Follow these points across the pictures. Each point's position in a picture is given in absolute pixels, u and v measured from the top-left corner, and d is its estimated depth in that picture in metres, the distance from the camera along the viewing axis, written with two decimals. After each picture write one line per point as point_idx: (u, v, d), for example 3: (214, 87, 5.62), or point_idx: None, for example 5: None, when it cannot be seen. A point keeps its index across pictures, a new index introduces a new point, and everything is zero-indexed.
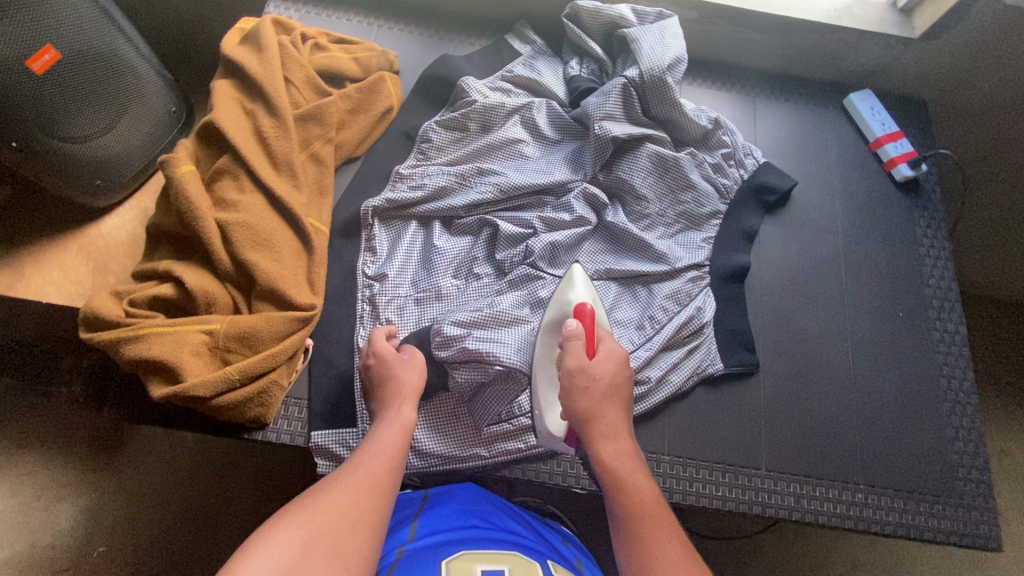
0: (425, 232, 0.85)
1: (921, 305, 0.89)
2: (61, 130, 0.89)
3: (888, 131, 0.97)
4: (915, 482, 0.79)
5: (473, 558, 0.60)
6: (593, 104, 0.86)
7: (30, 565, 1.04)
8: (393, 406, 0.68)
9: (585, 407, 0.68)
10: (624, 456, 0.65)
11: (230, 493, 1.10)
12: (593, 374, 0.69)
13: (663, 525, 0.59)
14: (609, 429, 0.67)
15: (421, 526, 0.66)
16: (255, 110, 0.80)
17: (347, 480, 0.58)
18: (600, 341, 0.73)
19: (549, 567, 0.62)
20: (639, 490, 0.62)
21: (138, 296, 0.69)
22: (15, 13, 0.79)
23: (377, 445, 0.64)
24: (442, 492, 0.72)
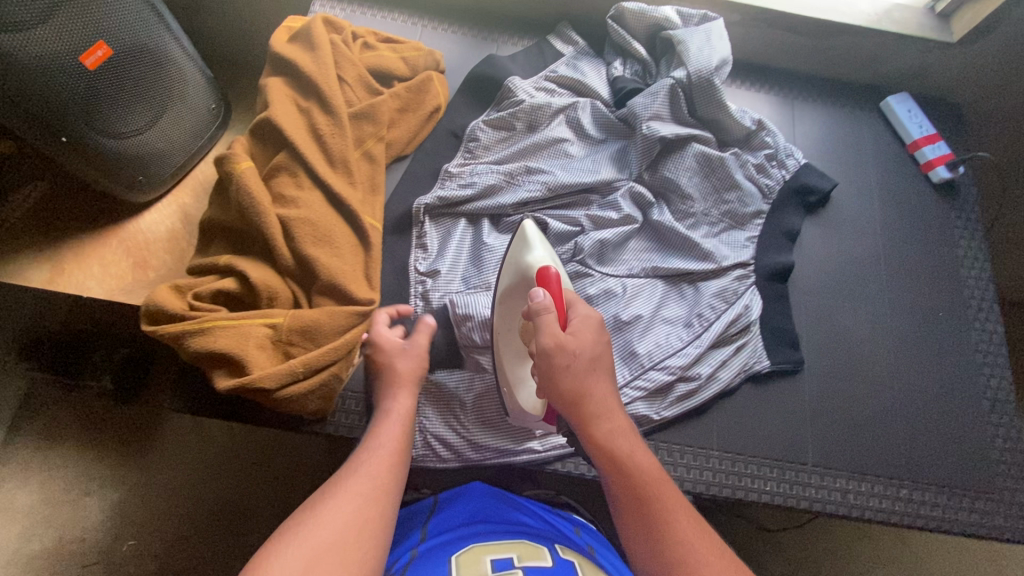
0: (474, 229, 0.86)
1: (960, 306, 0.90)
2: (107, 126, 0.88)
3: (925, 133, 0.98)
4: (958, 479, 0.80)
5: (484, 548, 0.63)
6: (641, 104, 0.87)
7: (59, 558, 1.04)
8: (391, 394, 0.69)
9: (571, 385, 0.61)
10: (622, 434, 0.61)
11: (260, 487, 1.10)
12: (572, 349, 0.62)
13: (675, 506, 0.56)
14: (601, 409, 0.62)
15: (431, 527, 0.69)
16: (310, 108, 0.81)
17: (352, 482, 0.57)
18: (570, 308, 0.66)
19: (557, 550, 0.66)
20: (642, 471, 0.59)
21: (203, 290, 0.70)
22: (71, 8, 0.78)
23: (378, 444, 0.62)
24: (450, 495, 0.76)
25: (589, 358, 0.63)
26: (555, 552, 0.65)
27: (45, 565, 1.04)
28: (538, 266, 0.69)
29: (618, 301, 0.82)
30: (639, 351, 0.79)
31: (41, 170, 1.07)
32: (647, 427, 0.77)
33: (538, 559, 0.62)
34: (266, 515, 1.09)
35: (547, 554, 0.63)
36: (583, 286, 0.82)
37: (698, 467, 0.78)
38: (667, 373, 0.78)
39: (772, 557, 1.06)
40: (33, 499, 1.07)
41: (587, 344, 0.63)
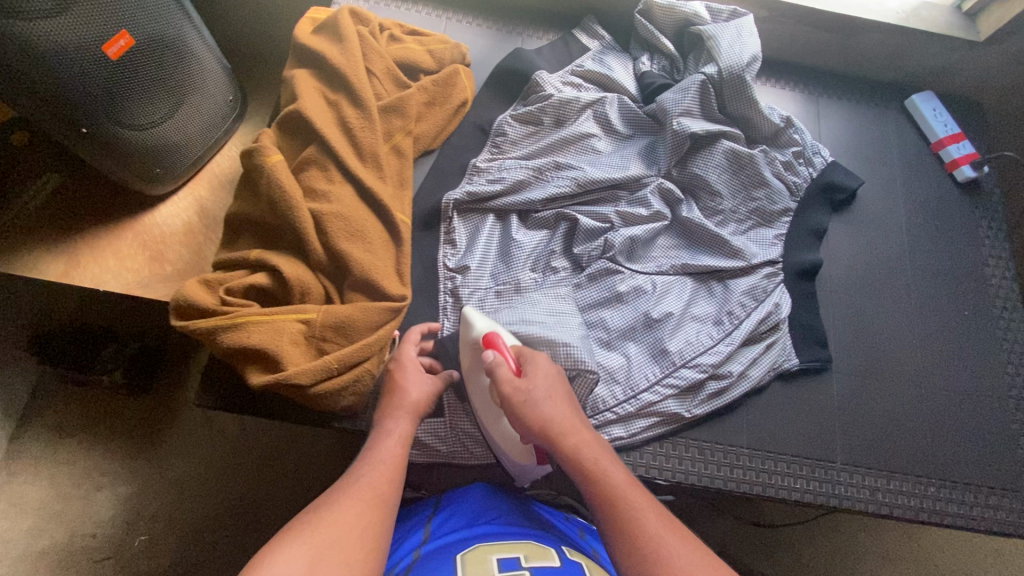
0: (502, 225, 0.85)
1: (985, 305, 0.90)
2: (126, 117, 0.85)
3: (950, 132, 0.98)
4: (984, 477, 0.81)
5: (490, 549, 0.64)
6: (671, 100, 0.86)
7: (70, 555, 1.02)
8: (392, 417, 0.67)
9: (535, 424, 0.62)
10: (589, 448, 0.61)
11: (273, 483, 1.07)
12: (532, 393, 0.63)
13: (653, 512, 0.56)
14: (568, 430, 0.62)
15: (434, 527, 0.69)
16: (339, 101, 0.80)
17: (348, 495, 0.57)
18: (526, 361, 0.68)
19: (563, 551, 0.66)
20: (614, 480, 0.58)
21: (234, 285, 0.70)
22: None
23: (377, 458, 0.62)
24: (453, 493, 0.74)
25: (551, 398, 0.64)
26: (562, 553, 0.66)
27: (55, 562, 1.01)
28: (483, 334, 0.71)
29: (648, 299, 0.82)
30: (670, 349, 0.79)
31: (55, 161, 1.04)
32: (677, 425, 0.78)
33: (546, 559, 0.63)
34: (279, 511, 1.06)
35: (554, 555, 0.64)
36: (612, 283, 0.82)
37: (728, 465, 0.78)
38: (698, 371, 0.78)
39: (787, 554, 1.06)
40: (44, 494, 1.05)
41: (546, 387, 0.65)
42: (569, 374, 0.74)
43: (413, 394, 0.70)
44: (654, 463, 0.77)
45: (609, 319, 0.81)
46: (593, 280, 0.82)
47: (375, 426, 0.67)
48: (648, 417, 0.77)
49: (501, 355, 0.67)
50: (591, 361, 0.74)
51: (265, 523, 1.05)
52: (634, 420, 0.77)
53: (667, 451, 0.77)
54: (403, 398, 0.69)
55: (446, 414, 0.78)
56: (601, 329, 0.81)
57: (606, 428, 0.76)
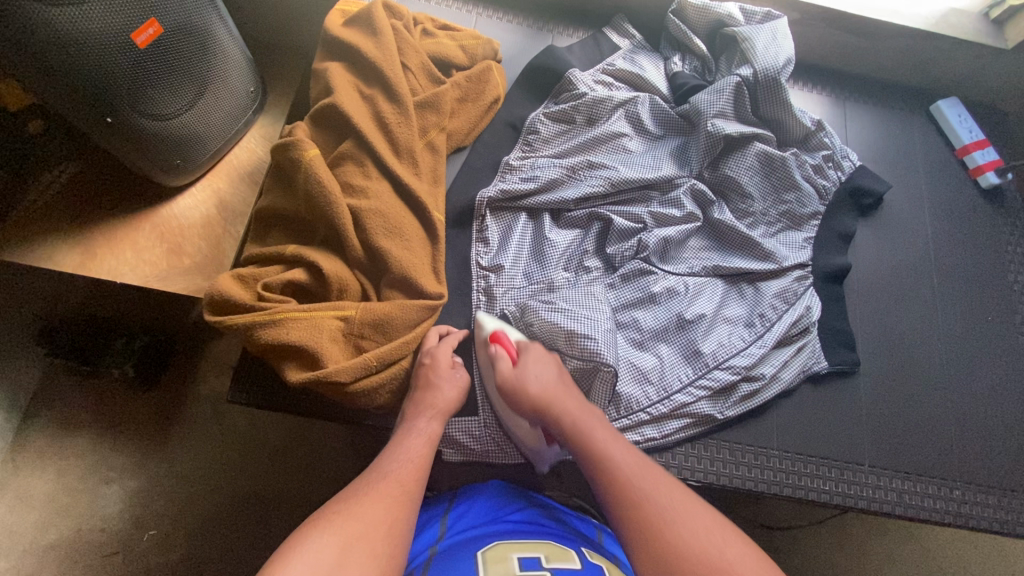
0: (535, 224, 0.85)
1: (1008, 311, 0.91)
2: (149, 106, 0.82)
3: (975, 138, 0.99)
4: (1007, 480, 0.82)
5: (508, 548, 0.62)
6: (705, 101, 0.86)
7: (77, 551, 0.99)
8: (423, 416, 0.67)
9: (532, 403, 0.68)
10: (579, 415, 0.66)
11: (287, 480, 1.06)
12: (527, 374, 0.69)
13: (645, 468, 0.61)
14: (562, 404, 0.67)
15: (451, 526, 0.68)
16: (374, 96, 0.80)
17: (376, 488, 0.57)
18: (525, 351, 0.73)
19: (583, 553, 0.64)
20: (606, 443, 0.63)
21: (272, 281, 0.68)
22: None
23: (404, 454, 0.62)
24: (468, 491, 0.74)
25: (545, 378, 0.69)
26: (583, 555, 0.64)
27: (63, 557, 0.99)
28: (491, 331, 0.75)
29: (680, 300, 0.82)
30: (703, 351, 0.79)
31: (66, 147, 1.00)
32: (709, 426, 0.78)
33: (566, 560, 0.61)
34: (294, 509, 1.04)
35: (573, 556, 0.62)
36: (646, 283, 0.82)
37: (759, 467, 0.78)
38: (731, 373, 0.78)
39: (797, 554, 1.06)
40: (50, 487, 1.02)
41: (541, 370, 0.70)
42: (589, 367, 0.74)
43: (444, 395, 0.69)
44: (686, 463, 0.77)
45: (642, 320, 0.81)
46: (626, 281, 0.83)
47: (402, 424, 0.67)
48: (680, 418, 0.77)
49: (502, 347, 0.73)
50: (609, 356, 0.73)
51: (280, 522, 1.03)
52: (667, 421, 0.77)
53: (698, 451, 0.78)
54: (433, 398, 0.68)
55: (482, 412, 0.76)
56: (633, 329, 0.80)
57: (638, 428, 0.76)
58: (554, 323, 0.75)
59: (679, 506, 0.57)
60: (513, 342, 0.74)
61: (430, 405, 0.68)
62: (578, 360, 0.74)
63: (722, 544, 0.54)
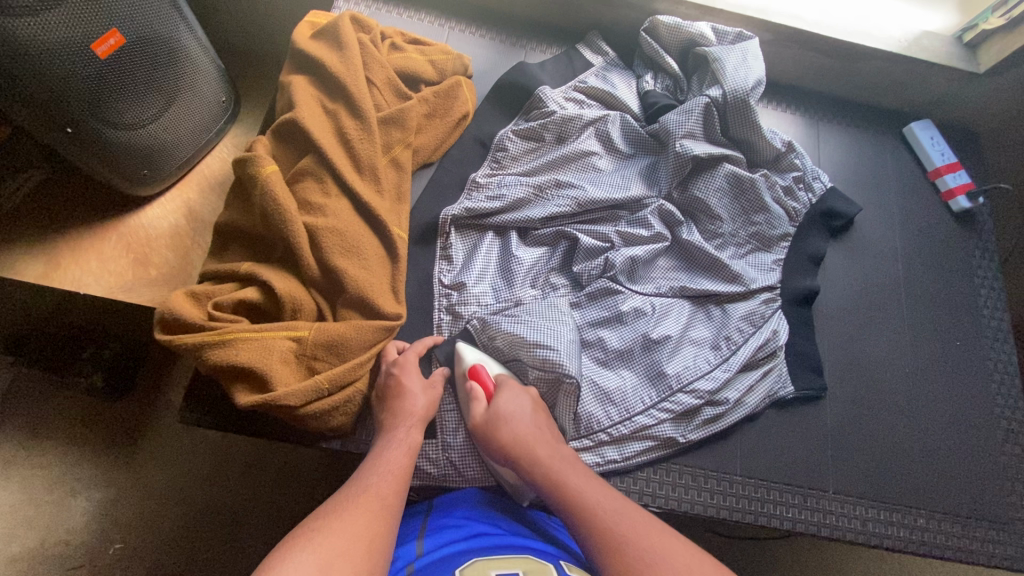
0: (501, 241, 0.84)
1: (976, 335, 0.91)
2: (113, 115, 0.79)
3: (947, 161, 0.99)
4: (972, 508, 0.82)
5: (487, 565, 0.59)
6: (674, 121, 0.85)
7: (39, 565, 0.97)
8: (403, 426, 0.66)
9: (502, 448, 0.66)
10: (554, 463, 0.64)
11: (250, 496, 1.03)
12: (501, 414, 0.68)
13: (623, 510, 0.59)
14: (535, 446, 0.66)
15: (428, 541, 0.63)
16: (337, 111, 0.79)
17: (357, 502, 0.55)
18: (501, 389, 0.71)
19: (562, 566, 0.61)
20: (584, 492, 0.61)
21: (223, 299, 0.67)
22: None
23: (383, 466, 0.60)
24: (445, 501, 0.70)
25: (519, 420, 0.68)
26: (561, 568, 0.61)
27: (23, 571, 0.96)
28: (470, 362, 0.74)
29: (647, 320, 0.81)
30: (668, 372, 0.78)
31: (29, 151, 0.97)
32: (670, 450, 0.77)
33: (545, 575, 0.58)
34: (256, 526, 1.02)
35: (551, 570, 0.59)
36: (614, 302, 0.81)
37: (721, 493, 0.77)
38: (695, 396, 0.77)
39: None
40: (12, 499, 1.00)
41: (514, 410, 0.69)
42: (550, 377, 0.73)
43: (420, 404, 0.68)
44: (647, 488, 0.76)
45: (607, 340, 0.79)
46: (592, 300, 0.82)
47: (380, 436, 0.66)
48: (643, 440, 0.76)
49: (479, 384, 0.71)
50: (569, 367, 0.73)
51: (240, 542, 1.01)
52: (628, 443, 0.76)
53: (660, 476, 0.76)
54: (411, 405, 0.68)
55: (439, 435, 0.75)
56: (598, 349, 0.79)
57: (599, 450, 0.75)
58: (515, 334, 0.74)
59: (661, 545, 0.55)
60: (491, 377, 0.73)
61: (406, 415, 0.67)
62: (539, 370, 0.74)
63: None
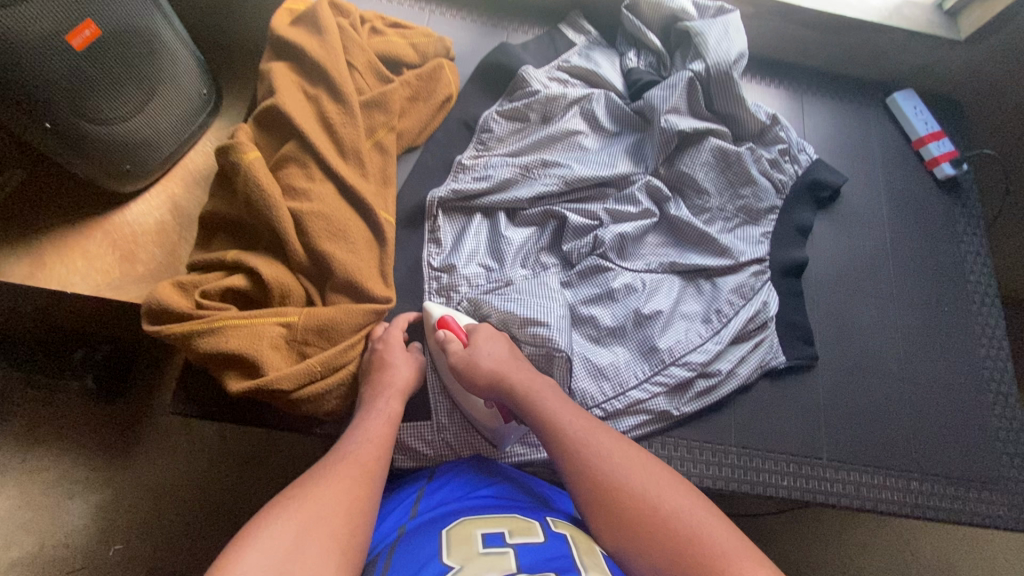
0: (490, 223, 0.84)
1: (964, 300, 0.92)
2: (92, 110, 0.78)
3: (930, 130, 1.00)
4: (964, 470, 0.83)
5: (473, 525, 0.57)
6: (658, 97, 0.85)
7: (37, 569, 0.96)
8: (382, 396, 0.66)
9: (484, 380, 0.67)
10: (530, 386, 0.66)
11: (248, 490, 1.03)
12: (477, 354, 0.68)
13: (595, 433, 0.61)
14: (512, 372, 0.67)
15: (422, 504, 0.63)
16: (319, 96, 0.78)
17: (335, 469, 0.55)
18: (475, 333, 0.71)
19: (550, 524, 0.59)
20: (556, 411, 0.63)
21: (210, 288, 0.67)
22: None
23: (363, 436, 0.61)
24: (442, 475, 0.68)
25: (496, 355, 0.68)
26: (548, 527, 0.59)
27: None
28: (439, 314, 0.74)
29: (638, 296, 0.81)
30: (660, 347, 0.78)
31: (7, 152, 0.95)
32: (665, 423, 0.77)
33: (530, 535, 0.56)
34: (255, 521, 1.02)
35: (539, 530, 0.57)
36: (605, 279, 0.81)
37: (716, 464, 0.77)
38: (687, 369, 0.78)
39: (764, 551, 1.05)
40: (8, 504, 0.99)
41: (490, 348, 0.69)
42: (544, 354, 0.74)
43: (400, 376, 0.68)
44: None
45: (600, 317, 0.79)
46: (583, 278, 0.82)
47: (362, 407, 0.66)
48: (637, 414, 0.76)
49: (451, 331, 0.71)
50: (563, 342, 0.73)
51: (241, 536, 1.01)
52: (623, 418, 0.76)
53: (657, 449, 0.77)
54: (390, 376, 0.68)
55: (434, 416, 0.75)
56: (591, 326, 0.79)
57: None
58: (508, 312, 0.74)
59: (626, 462, 0.58)
60: (462, 325, 0.73)
61: (386, 387, 0.67)
62: (532, 347, 0.74)
63: (665, 496, 0.55)
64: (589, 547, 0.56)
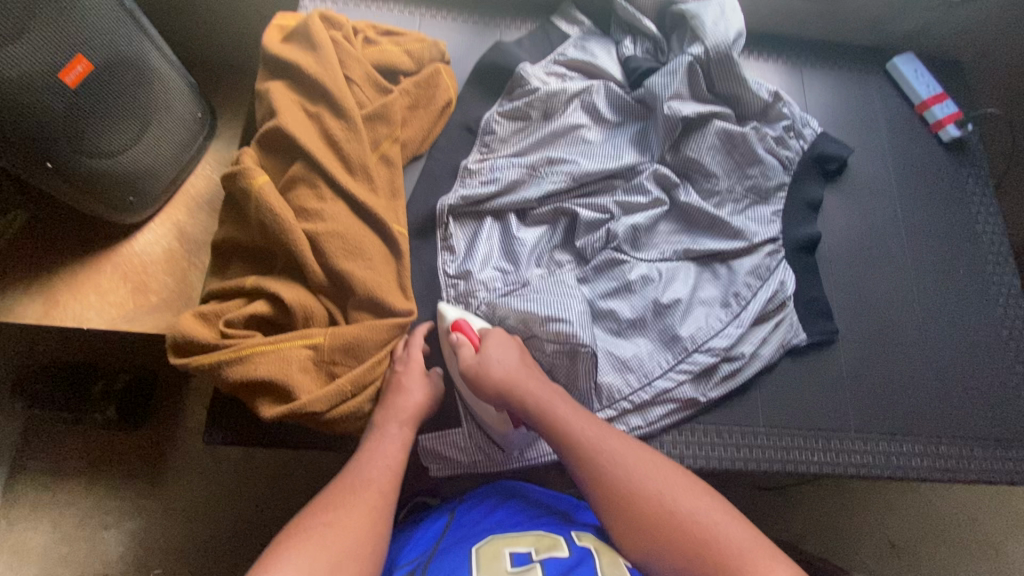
0: (501, 225, 0.83)
1: (979, 261, 0.92)
2: (90, 145, 0.77)
3: (933, 93, 0.99)
4: (991, 431, 0.83)
5: (501, 540, 0.59)
6: (660, 84, 0.84)
7: None
8: (395, 422, 0.66)
9: (495, 387, 0.67)
10: (541, 395, 0.66)
11: (281, 507, 1.04)
12: (488, 359, 0.69)
13: (605, 435, 0.63)
14: (522, 379, 0.68)
15: (453, 520, 0.65)
16: (320, 113, 0.77)
17: (352, 499, 0.56)
18: (487, 338, 0.71)
19: (575, 538, 0.61)
20: (566, 418, 0.64)
21: (234, 316, 0.67)
22: (37, 25, 0.67)
23: (378, 461, 0.62)
24: (473, 492, 0.70)
25: (507, 362, 0.69)
26: (573, 541, 0.60)
27: None
28: (454, 317, 0.75)
29: (656, 286, 0.81)
30: (682, 335, 0.79)
31: (5, 191, 0.94)
32: (693, 410, 0.78)
33: (556, 550, 0.58)
34: None
35: (564, 543, 0.59)
36: (621, 272, 0.81)
37: (747, 446, 0.78)
38: (711, 355, 0.78)
39: (793, 523, 1.06)
40: (46, 539, 1.00)
41: (502, 354, 0.69)
42: (570, 351, 0.74)
43: (413, 401, 0.68)
44: (675, 450, 0.77)
45: (619, 310, 0.79)
46: (599, 272, 0.81)
47: (373, 430, 0.66)
48: (665, 404, 0.77)
49: (464, 335, 0.72)
50: (586, 337, 0.73)
51: None
52: (650, 408, 0.77)
53: (686, 437, 0.77)
54: (404, 401, 0.68)
55: (465, 423, 0.75)
56: (612, 319, 0.79)
57: (622, 418, 0.76)
58: (527, 312, 0.75)
59: (637, 466, 0.60)
60: (475, 330, 0.73)
61: (397, 411, 0.67)
62: (557, 345, 0.74)
63: (679, 500, 0.57)
64: (613, 559, 0.58)
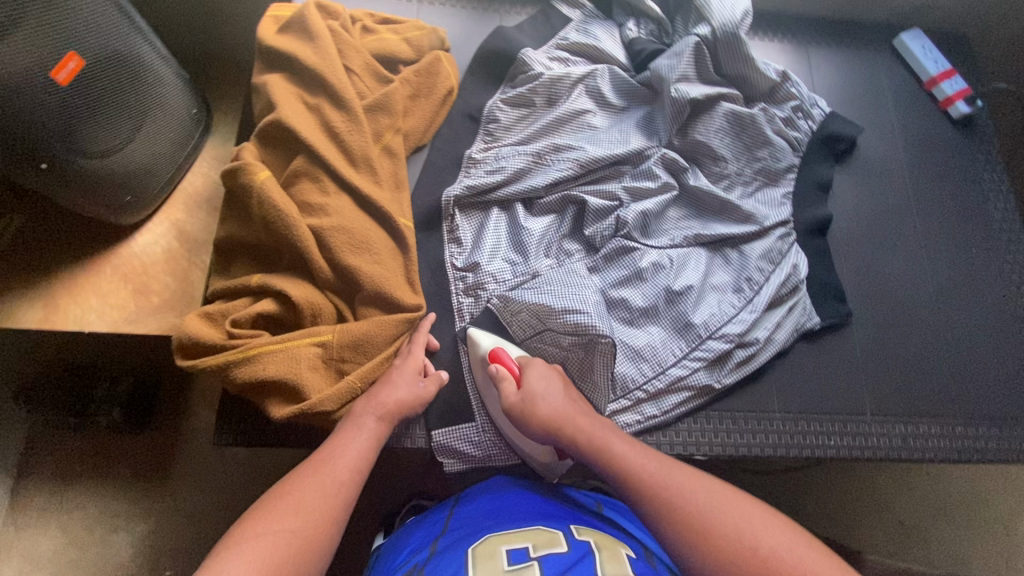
0: (507, 215, 0.82)
1: (991, 239, 0.91)
2: (86, 145, 0.75)
3: (942, 69, 0.97)
4: (1007, 410, 0.82)
5: (500, 538, 0.58)
6: (665, 66, 0.82)
7: None
8: (370, 415, 0.64)
9: (544, 424, 0.66)
10: (593, 431, 0.65)
11: None
12: (534, 393, 0.67)
13: (668, 469, 0.61)
14: (573, 416, 0.66)
15: (455, 519, 0.65)
16: (320, 105, 0.75)
17: (304, 498, 0.55)
18: (528, 370, 0.70)
19: (573, 533, 0.60)
20: (626, 453, 0.62)
21: (241, 316, 0.65)
22: (28, 21, 0.63)
23: (340, 457, 0.60)
24: (476, 489, 0.70)
25: (553, 397, 0.68)
26: (572, 536, 0.59)
27: None
28: (489, 348, 0.73)
29: (667, 273, 0.79)
30: (695, 322, 0.78)
31: None
32: (708, 397, 0.77)
33: (554, 545, 0.57)
34: None
35: (562, 538, 0.58)
36: (632, 260, 0.79)
37: (763, 432, 0.77)
38: (725, 341, 0.77)
39: (807, 507, 1.06)
40: (56, 544, 0.99)
41: (547, 388, 0.68)
42: (585, 340, 0.73)
43: (395, 396, 0.66)
44: (690, 438, 0.76)
45: (631, 299, 0.78)
46: (610, 261, 0.80)
47: (345, 420, 0.64)
48: (679, 392, 0.76)
49: (504, 367, 0.70)
50: (601, 326, 0.72)
51: None
52: (665, 397, 0.76)
53: (701, 424, 0.77)
54: (385, 395, 0.65)
55: (477, 418, 0.74)
56: (624, 308, 0.78)
57: (637, 407, 0.75)
58: (540, 303, 0.73)
59: (708, 499, 0.57)
60: (514, 360, 0.72)
61: (375, 404, 0.65)
62: (571, 335, 0.73)
63: (759, 534, 0.54)
64: (614, 555, 0.57)
